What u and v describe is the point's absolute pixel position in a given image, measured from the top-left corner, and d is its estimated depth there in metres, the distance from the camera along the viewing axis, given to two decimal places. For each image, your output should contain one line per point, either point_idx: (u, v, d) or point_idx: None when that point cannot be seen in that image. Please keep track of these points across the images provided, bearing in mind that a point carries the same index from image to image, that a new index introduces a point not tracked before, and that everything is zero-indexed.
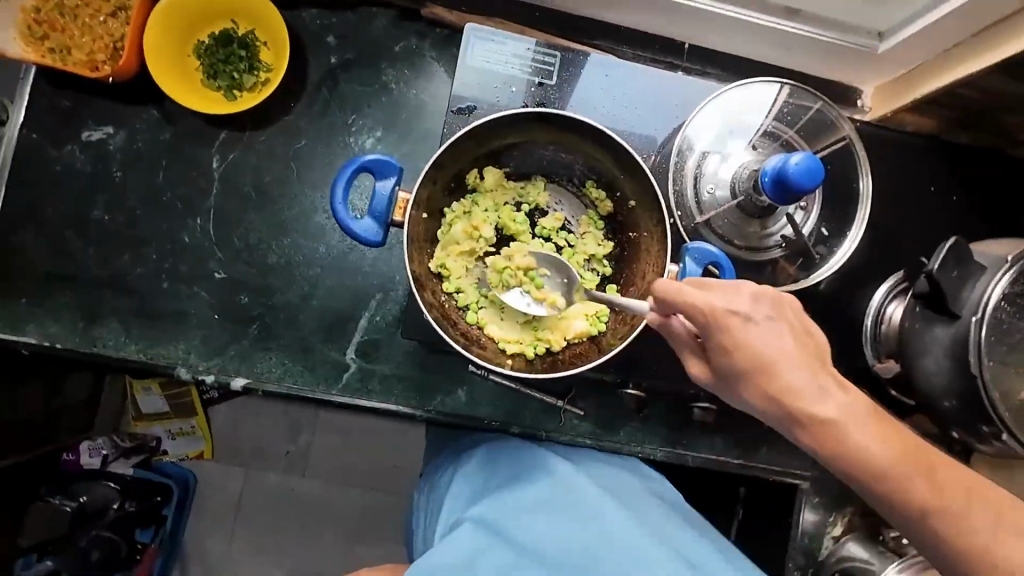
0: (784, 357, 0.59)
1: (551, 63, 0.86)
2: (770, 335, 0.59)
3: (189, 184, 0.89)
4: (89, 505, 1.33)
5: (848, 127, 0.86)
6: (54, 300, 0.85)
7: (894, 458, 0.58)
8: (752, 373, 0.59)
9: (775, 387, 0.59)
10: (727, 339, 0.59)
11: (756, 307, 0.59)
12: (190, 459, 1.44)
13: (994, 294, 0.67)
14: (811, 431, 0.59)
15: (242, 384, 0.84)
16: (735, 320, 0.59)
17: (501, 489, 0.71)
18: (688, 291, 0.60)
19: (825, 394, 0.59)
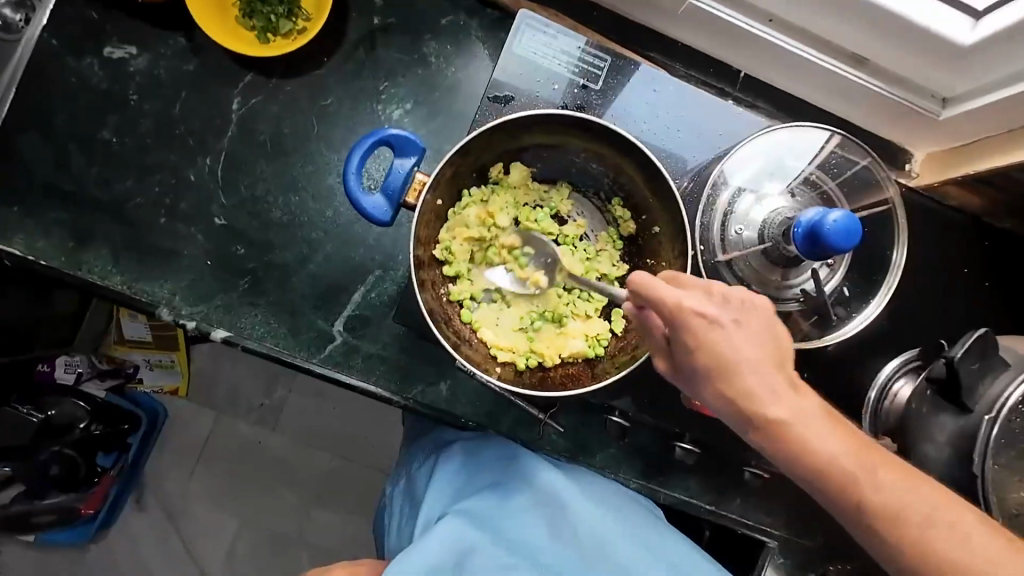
0: (741, 354, 0.57)
1: (599, 66, 0.82)
2: (729, 330, 0.57)
3: (205, 121, 0.85)
4: (55, 420, 1.25)
5: (893, 191, 0.82)
6: (46, 214, 0.82)
7: (846, 463, 0.57)
8: (709, 371, 0.58)
9: (730, 386, 0.58)
10: (692, 339, 0.58)
11: (723, 308, 0.58)
12: (164, 393, 1.41)
13: (1013, 396, 0.64)
14: (759, 429, 0.58)
15: (222, 336, 0.81)
16: (703, 320, 0.57)
17: (486, 493, 0.77)
18: (660, 284, 0.58)
19: (785, 395, 0.58)
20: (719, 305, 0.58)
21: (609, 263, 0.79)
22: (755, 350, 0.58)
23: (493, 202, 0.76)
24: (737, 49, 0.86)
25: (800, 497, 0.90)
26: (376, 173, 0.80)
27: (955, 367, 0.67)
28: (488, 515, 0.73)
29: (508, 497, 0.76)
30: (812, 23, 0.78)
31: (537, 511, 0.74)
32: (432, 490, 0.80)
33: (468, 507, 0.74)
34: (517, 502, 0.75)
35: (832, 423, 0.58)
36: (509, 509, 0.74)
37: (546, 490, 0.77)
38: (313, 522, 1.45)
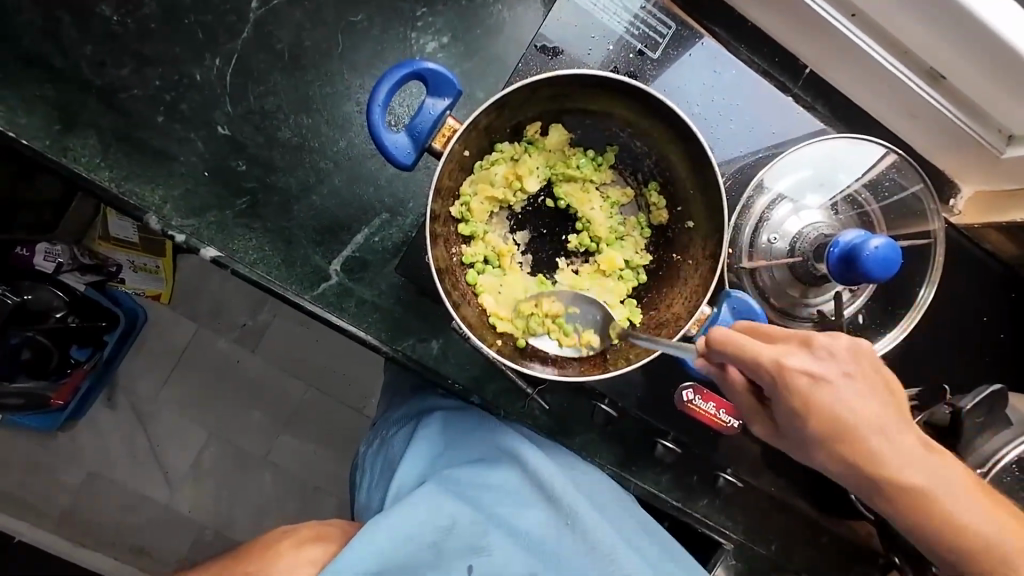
0: (879, 421, 0.59)
1: (661, 33, 0.75)
2: (848, 390, 0.58)
3: (218, 15, 0.77)
4: (32, 305, 1.19)
5: (937, 225, 0.78)
6: (30, 87, 0.74)
7: (1010, 543, 0.60)
8: (824, 437, 0.59)
9: (856, 454, 0.59)
10: (799, 402, 0.57)
11: (832, 364, 0.58)
12: (146, 297, 1.38)
13: (1007, 454, 0.68)
14: (848, 466, 0.60)
15: (212, 256, 0.77)
16: (812, 387, 0.57)
17: (462, 466, 0.78)
18: (739, 340, 0.56)
19: (925, 463, 0.60)
20: (827, 361, 0.58)
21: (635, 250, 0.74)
22: (877, 408, 0.59)
23: (523, 164, 0.71)
24: (810, 41, 0.79)
25: (765, 507, 0.91)
26: (404, 111, 0.74)
27: (961, 418, 0.69)
28: (464, 486, 0.75)
29: (488, 473, 0.77)
30: (898, 28, 0.71)
31: (513, 492, 0.76)
32: (409, 454, 0.81)
33: (444, 478, 0.75)
34: (494, 480, 0.76)
35: (959, 497, 0.60)
36: (485, 486, 0.76)
37: (525, 471, 0.78)
38: (280, 446, 1.46)
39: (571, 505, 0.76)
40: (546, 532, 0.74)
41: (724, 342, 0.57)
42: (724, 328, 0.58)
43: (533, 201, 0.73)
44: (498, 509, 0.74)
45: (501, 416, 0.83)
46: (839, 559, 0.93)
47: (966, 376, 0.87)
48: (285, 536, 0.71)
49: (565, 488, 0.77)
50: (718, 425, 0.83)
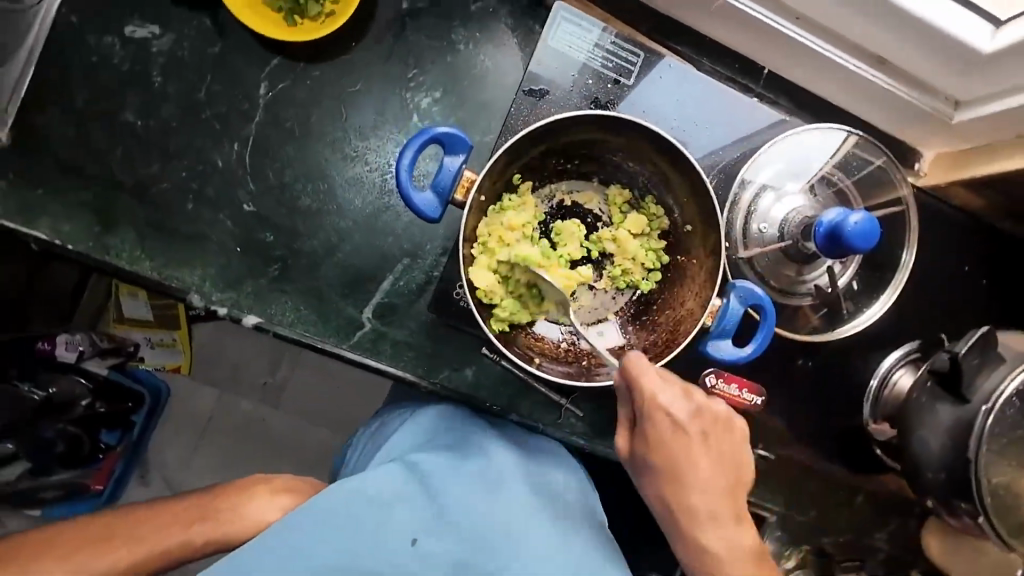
0: (698, 486, 0.72)
1: (632, 62, 0.83)
2: (688, 425, 0.70)
3: (231, 105, 0.84)
4: (56, 398, 1.21)
5: (906, 191, 0.86)
6: (69, 196, 0.81)
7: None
8: (659, 474, 0.72)
9: (678, 500, 0.72)
10: (654, 438, 0.71)
11: (695, 413, 0.71)
12: (166, 370, 1.41)
13: (1007, 389, 0.70)
14: (655, 491, 0.73)
15: (254, 322, 0.82)
16: (670, 420, 0.70)
17: (446, 451, 0.76)
18: (651, 378, 0.70)
19: (730, 527, 0.72)
20: (692, 407, 0.71)
21: (632, 231, 0.80)
22: (706, 473, 0.71)
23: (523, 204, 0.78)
24: (764, 46, 0.87)
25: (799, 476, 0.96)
26: (429, 172, 0.81)
27: (959, 363, 0.72)
28: (435, 476, 0.73)
29: (466, 462, 0.76)
30: (837, 23, 0.80)
31: (488, 487, 0.74)
32: (402, 431, 0.81)
33: (424, 458, 0.75)
34: (472, 471, 0.75)
35: (762, 574, 0.71)
36: (460, 475, 0.74)
37: (502, 465, 0.77)
38: None
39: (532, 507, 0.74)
40: (506, 530, 0.71)
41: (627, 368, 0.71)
42: (641, 359, 0.71)
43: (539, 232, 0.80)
44: (470, 498, 0.72)
45: (539, 429, 0.88)
46: (875, 513, 0.98)
47: (956, 325, 0.94)
48: (262, 482, 0.84)
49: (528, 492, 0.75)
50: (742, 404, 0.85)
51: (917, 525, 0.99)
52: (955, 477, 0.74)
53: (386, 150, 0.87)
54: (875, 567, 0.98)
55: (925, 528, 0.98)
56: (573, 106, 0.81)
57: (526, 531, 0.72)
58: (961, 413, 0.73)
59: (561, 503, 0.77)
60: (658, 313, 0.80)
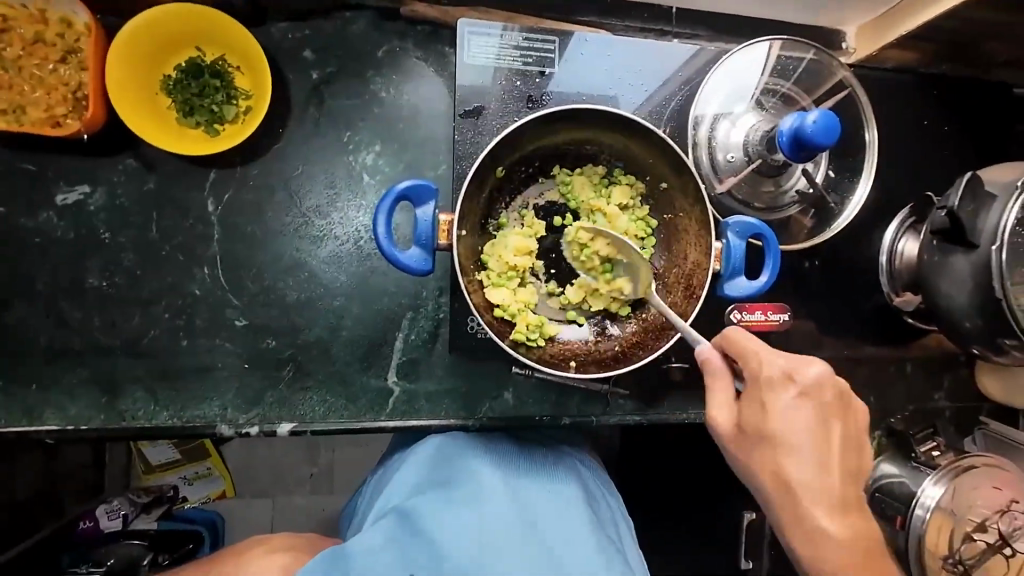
0: (811, 472, 0.66)
1: (550, 49, 0.83)
2: (805, 413, 0.66)
3: (186, 233, 0.83)
4: (118, 566, 1.14)
5: (845, 72, 0.88)
6: (67, 378, 0.79)
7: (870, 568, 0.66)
8: (766, 452, 0.66)
9: (780, 476, 0.66)
10: (762, 410, 0.66)
11: (811, 390, 0.66)
12: (213, 499, 1.33)
13: (1009, 221, 0.72)
14: (763, 472, 0.67)
15: (289, 429, 0.81)
16: (791, 387, 0.66)
17: (435, 487, 0.71)
18: (770, 359, 0.67)
19: (841, 516, 0.66)
20: (804, 385, 0.66)
21: (619, 205, 0.78)
22: (818, 455, 0.66)
23: (499, 255, 0.76)
24: None
25: (846, 370, 0.97)
26: (403, 224, 0.82)
27: (955, 215, 0.73)
28: (426, 514, 0.67)
29: (451, 490, 0.71)
30: None
31: (477, 511, 0.68)
32: (391, 480, 0.76)
33: (413, 499, 0.70)
34: (459, 500, 0.69)
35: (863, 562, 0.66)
36: (448, 507, 0.68)
37: (488, 482, 0.72)
38: None
39: (532, 522, 0.68)
40: (496, 549, 0.64)
41: (742, 352, 0.68)
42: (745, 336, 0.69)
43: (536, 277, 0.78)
44: (459, 527, 0.66)
45: (594, 421, 0.88)
46: (928, 376, 1.00)
47: (934, 176, 0.96)
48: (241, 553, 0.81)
49: (520, 507, 0.70)
50: (772, 326, 0.90)
51: (969, 371, 1.01)
52: (993, 320, 0.75)
53: (350, 219, 0.86)
54: (946, 425, 1.00)
55: (977, 371, 1.00)
56: (511, 111, 0.81)
57: (514, 546, 0.65)
58: (976, 259, 0.74)
59: (551, 508, 0.71)
60: (665, 274, 0.80)
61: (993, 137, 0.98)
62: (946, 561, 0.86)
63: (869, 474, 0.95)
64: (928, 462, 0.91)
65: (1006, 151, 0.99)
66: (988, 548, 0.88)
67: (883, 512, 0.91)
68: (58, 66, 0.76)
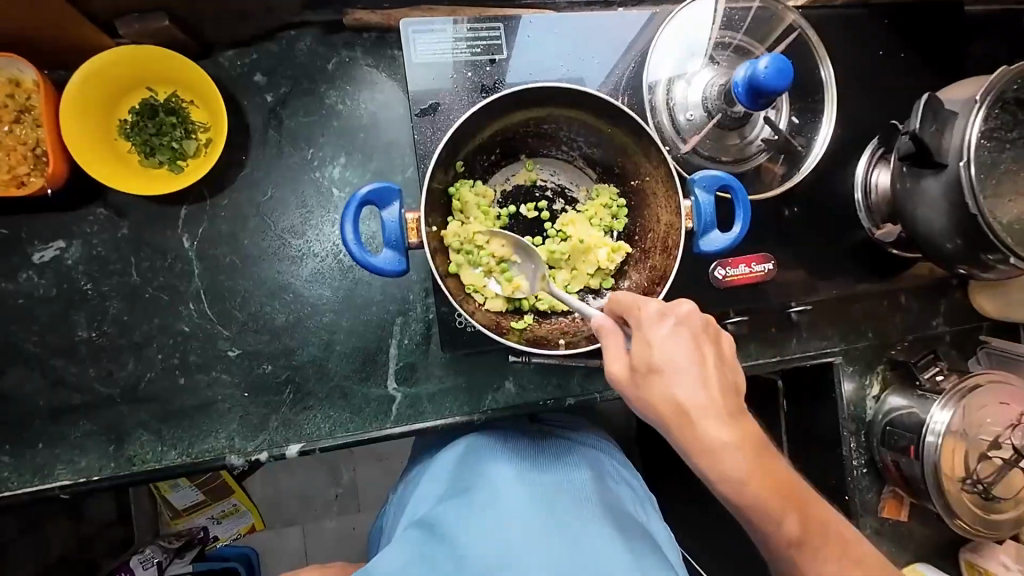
0: (699, 412, 0.58)
1: (496, 36, 0.82)
2: (687, 382, 0.58)
3: (167, 272, 0.83)
4: None
5: (793, 15, 0.88)
6: (72, 433, 0.80)
7: (799, 521, 0.58)
8: (661, 381, 0.59)
9: (683, 416, 0.58)
10: (643, 351, 0.59)
11: (682, 327, 0.60)
12: (242, 535, 1.35)
13: (973, 135, 0.72)
14: (665, 418, 0.59)
15: (297, 450, 0.82)
16: (666, 319, 0.60)
17: (455, 496, 0.71)
18: (654, 335, 0.59)
19: (761, 489, 0.57)
20: (667, 323, 0.60)
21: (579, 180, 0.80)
22: (704, 397, 0.58)
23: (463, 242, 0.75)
24: None
25: (840, 310, 0.97)
26: (376, 231, 0.83)
27: (920, 137, 0.73)
28: (446, 522, 0.66)
29: (468, 496, 0.70)
30: None
31: (500, 504, 0.67)
32: (414, 495, 0.77)
33: (433, 512, 0.69)
34: (478, 501, 0.68)
35: (816, 541, 0.58)
36: (466, 509, 0.68)
37: (508, 474, 0.73)
38: None
39: (552, 509, 0.67)
40: (521, 537, 0.63)
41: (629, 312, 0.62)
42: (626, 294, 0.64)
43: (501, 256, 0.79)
44: (480, 522, 0.65)
45: (598, 397, 0.89)
46: (923, 304, 1.00)
47: (899, 106, 0.96)
48: None
49: (538, 497, 0.69)
50: (758, 277, 0.91)
51: (963, 293, 1.01)
52: (974, 237, 0.74)
53: (326, 234, 0.86)
54: (948, 349, 1.00)
55: (971, 291, 1.00)
56: (467, 104, 0.81)
57: (538, 534, 0.63)
58: (947, 178, 0.74)
59: (567, 495, 0.71)
60: (642, 241, 0.80)
61: (951, 57, 0.98)
62: (964, 481, 0.86)
63: (879, 409, 0.95)
64: (934, 388, 0.91)
65: (967, 69, 0.98)
66: (1006, 464, 0.87)
67: (897, 443, 0.91)
68: (13, 126, 0.77)
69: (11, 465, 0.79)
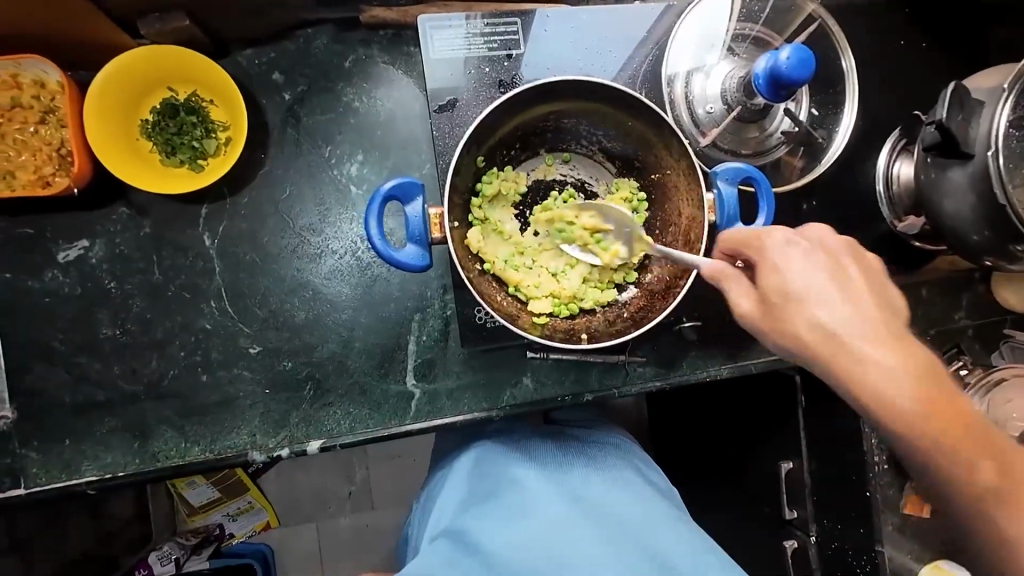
0: (850, 333, 0.58)
1: (513, 31, 0.82)
2: (833, 304, 0.59)
3: (188, 270, 0.84)
4: None
5: (813, 5, 0.87)
6: (97, 429, 0.81)
7: (945, 428, 0.58)
8: (802, 307, 0.59)
9: (817, 322, 0.59)
10: (775, 290, 0.60)
11: (817, 243, 0.62)
12: (257, 532, 1.35)
13: (1000, 126, 0.71)
14: (809, 333, 0.59)
15: (318, 446, 0.82)
16: (799, 244, 0.61)
17: (483, 501, 0.72)
18: (789, 258, 0.61)
19: (919, 416, 0.57)
20: (813, 240, 0.62)
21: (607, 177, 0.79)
22: (871, 314, 0.59)
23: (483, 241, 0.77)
24: None
25: None
26: (396, 227, 0.83)
27: (946, 127, 0.72)
28: (474, 528, 0.68)
29: (497, 501, 0.71)
30: None
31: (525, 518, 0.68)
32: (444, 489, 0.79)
33: (462, 516, 0.71)
34: (505, 509, 0.69)
35: (965, 443, 0.58)
36: (489, 521, 0.68)
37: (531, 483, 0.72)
38: None
39: (582, 514, 0.68)
40: (546, 555, 0.64)
41: (751, 245, 0.63)
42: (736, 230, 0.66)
43: (522, 256, 0.80)
44: (505, 537, 0.66)
45: (617, 393, 0.88)
46: (946, 297, 0.99)
47: (920, 97, 0.95)
48: None
49: (567, 501, 0.70)
50: None
51: (986, 286, 1.00)
52: (1002, 228, 0.73)
53: (344, 231, 0.87)
54: (971, 343, 0.99)
55: (993, 284, 0.99)
56: (484, 99, 0.81)
57: (568, 543, 0.65)
58: (974, 168, 0.73)
59: (595, 500, 0.71)
60: (663, 235, 0.80)
61: (974, 46, 0.96)
62: None
63: None
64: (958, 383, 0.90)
65: (989, 58, 0.97)
66: None
67: None
68: (38, 127, 0.78)
69: (38, 461, 0.80)
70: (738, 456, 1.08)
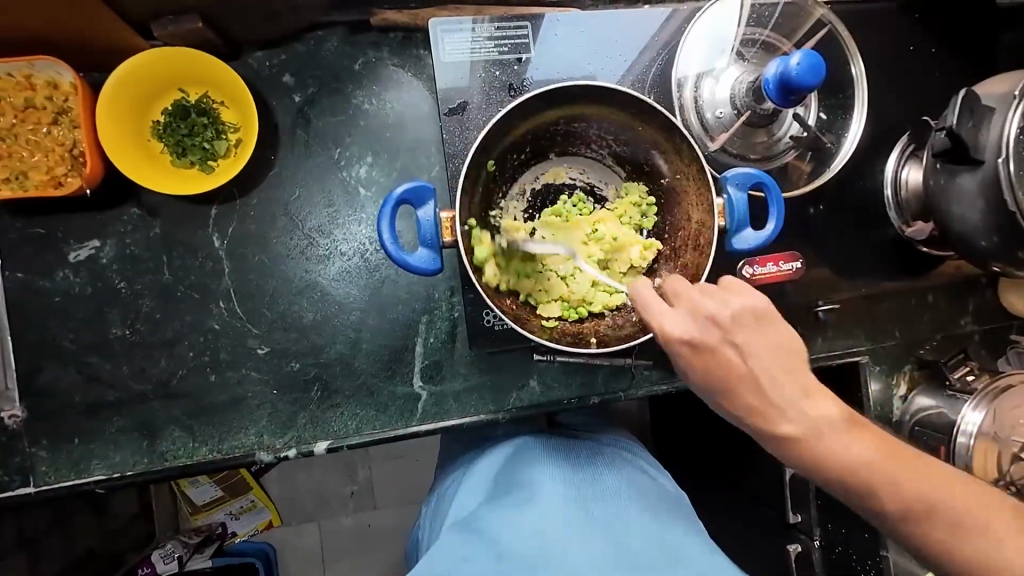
0: (751, 402, 0.61)
1: (523, 35, 0.82)
2: (742, 363, 0.61)
3: (198, 271, 0.84)
4: None
5: (823, 10, 0.87)
6: (106, 428, 0.82)
7: (870, 470, 0.59)
8: (711, 381, 0.62)
9: (727, 397, 0.61)
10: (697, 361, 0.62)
11: (695, 313, 0.62)
12: (260, 531, 1.36)
13: (1012, 131, 0.70)
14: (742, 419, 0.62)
15: (325, 447, 0.83)
16: (681, 317, 0.62)
17: (499, 497, 0.72)
18: (695, 318, 0.62)
19: (860, 458, 0.59)
20: (683, 313, 0.62)
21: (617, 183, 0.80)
22: (763, 364, 0.61)
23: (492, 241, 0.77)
24: None
25: (869, 309, 0.95)
26: (406, 230, 0.83)
27: (956, 133, 0.72)
28: (491, 523, 0.67)
29: (512, 498, 0.71)
30: None
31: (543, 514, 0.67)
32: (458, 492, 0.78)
33: (477, 511, 0.70)
34: (522, 504, 0.69)
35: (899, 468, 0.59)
36: (507, 514, 0.68)
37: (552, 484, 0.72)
38: None
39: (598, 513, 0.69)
40: (563, 548, 0.63)
41: (646, 309, 0.64)
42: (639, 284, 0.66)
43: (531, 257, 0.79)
44: (522, 530, 0.65)
45: (622, 395, 0.89)
46: (953, 303, 0.99)
47: (928, 102, 0.95)
48: None
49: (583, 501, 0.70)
50: (786, 276, 0.90)
51: (992, 292, 1.00)
52: (1011, 234, 0.73)
53: (353, 233, 0.87)
54: (977, 349, 0.99)
55: (999, 289, 0.99)
56: (494, 103, 0.81)
57: (585, 539, 0.65)
58: (983, 175, 0.73)
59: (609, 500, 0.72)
60: (672, 239, 0.80)
61: (983, 52, 0.96)
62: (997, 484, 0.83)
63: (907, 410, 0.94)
64: (964, 389, 0.90)
65: (998, 64, 0.97)
66: None
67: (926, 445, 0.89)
68: (51, 127, 0.79)
69: (47, 460, 0.80)
70: (741, 459, 1.08)
